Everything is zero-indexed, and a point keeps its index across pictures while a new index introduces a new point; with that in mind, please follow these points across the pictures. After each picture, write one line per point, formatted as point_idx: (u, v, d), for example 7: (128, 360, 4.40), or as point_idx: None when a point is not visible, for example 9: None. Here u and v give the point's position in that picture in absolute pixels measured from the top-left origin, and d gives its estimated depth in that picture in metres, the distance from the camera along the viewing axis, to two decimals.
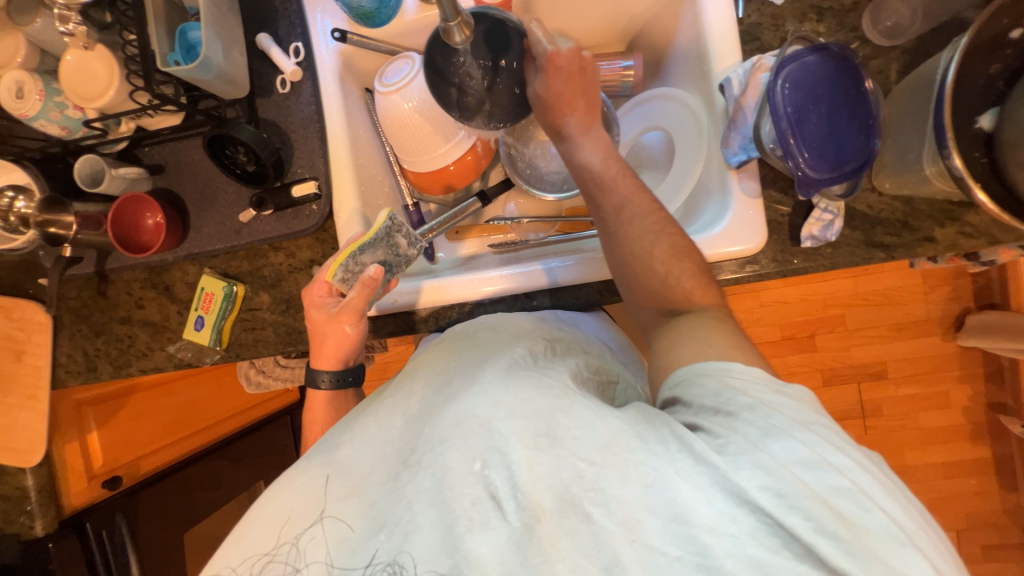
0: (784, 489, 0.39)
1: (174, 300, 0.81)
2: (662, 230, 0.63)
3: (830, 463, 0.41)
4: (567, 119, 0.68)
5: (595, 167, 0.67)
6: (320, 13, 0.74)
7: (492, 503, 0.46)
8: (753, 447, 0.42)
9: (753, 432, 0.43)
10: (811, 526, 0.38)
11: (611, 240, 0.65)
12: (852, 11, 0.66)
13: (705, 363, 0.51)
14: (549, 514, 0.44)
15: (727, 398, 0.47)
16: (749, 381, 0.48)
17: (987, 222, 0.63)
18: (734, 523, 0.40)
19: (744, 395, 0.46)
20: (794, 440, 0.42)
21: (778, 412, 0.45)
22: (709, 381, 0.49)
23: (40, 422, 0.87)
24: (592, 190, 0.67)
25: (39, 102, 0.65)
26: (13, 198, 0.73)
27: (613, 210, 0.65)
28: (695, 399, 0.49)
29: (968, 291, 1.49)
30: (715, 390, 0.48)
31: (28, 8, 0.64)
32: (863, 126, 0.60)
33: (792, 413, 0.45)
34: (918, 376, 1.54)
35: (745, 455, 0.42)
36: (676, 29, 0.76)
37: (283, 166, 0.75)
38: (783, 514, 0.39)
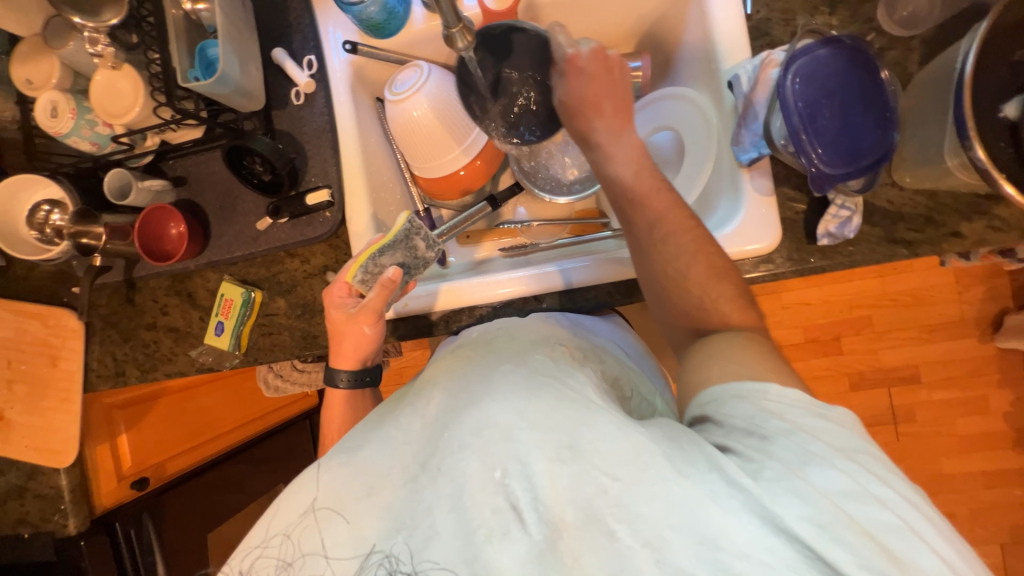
0: (824, 520, 0.39)
1: (197, 306, 0.84)
2: (676, 234, 0.62)
3: (875, 496, 0.41)
4: (595, 125, 0.67)
5: (627, 180, 0.66)
6: (332, 26, 0.76)
7: (512, 514, 0.46)
8: (787, 473, 0.42)
9: (790, 457, 0.43)
10: (856, 562, 0.38)
11: (643, 256, 0.64)
12: (866, 2, 0.64)
13: (741, 385, 0.50)
14: (572, 528, 0.44)
15: (760, 422, 0.46)
16: (786, 404, 0.47)
17: (1019, 216, 0.60)
18: (771, 554, 0.39)
19: (780, 420, 0.46)
20: (834, 469, 0.42)
21: (817, 440, 0.44)
22: (742, 404, 0.48)
23: (74, 424, 0.92)
24: (625, 206, 0.66)
25: (72, 120, 0.69)
26: (49, 211, 0.77)
27: (646, 222, 0.64)
28: (726, 419, 0.48)
29: (1006, 290, 1.41)
30: (750, 412, 0.47)
31: (62, 33, 0.68)
32: (880, 120, 0.58)
33: (830, 439, 0.45)
34: (954, 380, 1.46)
35: (781, 482, 0.42)
36: (683, 28, 0.75)
37: (297, 175, 0.77)
38: (821, 544, 0.39)
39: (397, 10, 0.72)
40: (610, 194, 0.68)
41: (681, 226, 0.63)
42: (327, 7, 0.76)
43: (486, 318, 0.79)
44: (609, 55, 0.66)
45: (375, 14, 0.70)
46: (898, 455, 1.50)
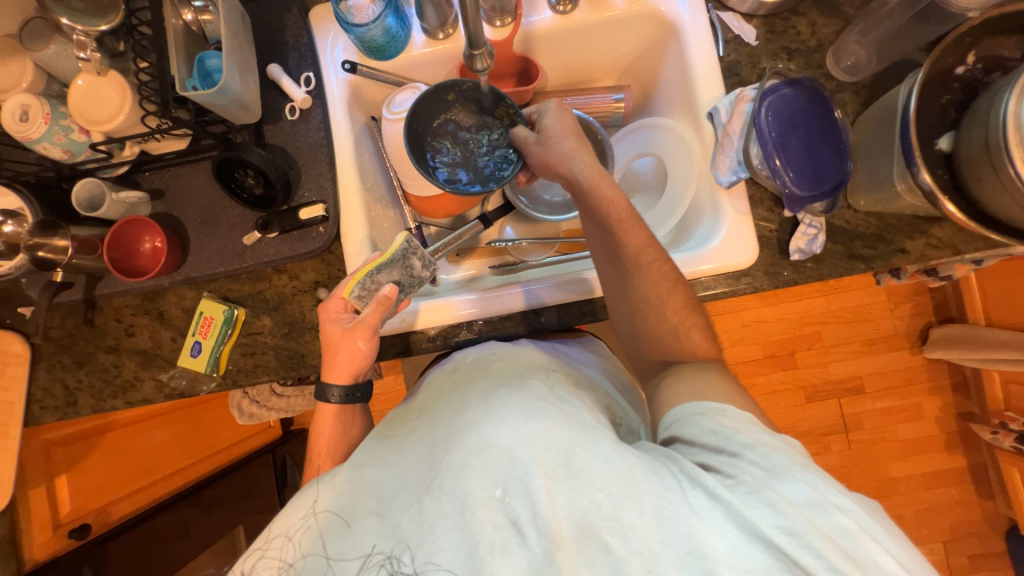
0: (796, 528, 0.41)
1: (169, 326, 0.78)
2: (650, 262, 0.66)
3: (835, 504, 0.43)
4: (575, 156, 0.68)
5: (617, 203, 0.67)
6: (330, 46, 0.77)
7: (513, 529, 0.46)
8: (758, 485, 0.44)
9: (758, 471, 0.45)
10: (825, 565, 0.40)
11: (625, 283, 0.67)
12: (816, 52, 0.74)
13: (699, 404, 0.54)
14: (569, 542, 0.45)
15: (726, 438, 0.49)
16: (744, 421, 0.50)
17: (951, 235, 0.70)
18: (748, 560, 0.41)
19: (743, 436, 0.49)
20: (801, 482, 0.44)
21: (778, 453, 0.47)
22: (705, 420, 0.51)
23: (9, 464, 0.80)
24: (613, 228, 0.66)
25: (45, 125, 0.65)
26: (1, 222, 0.71)
27: (619, 254, 0.67)
28: (693, 439, 0.51)
29: (929, 307, 1.59)
30: (713, 428, 0.50)
31: (41, 35, 0.65)
32: (836, 150, 0.67)
33: (787, 454, 0.47)
34: (893, 389, 1.61)
35: (755, 494, 0.44)
36: (662, 67, 0.84)
37: (291, 189, 0.76)
38: (796, 552, 0.41)
39: (399, 34, 0.74)
40: (591, 220, 0.68)
41: (649, 253, 0.66)
42: (327, 27, 0.78)
43: (483, 333, 0.78)
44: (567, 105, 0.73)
45: (378, 36, 0.72)
46: (852, 461, 1.61)
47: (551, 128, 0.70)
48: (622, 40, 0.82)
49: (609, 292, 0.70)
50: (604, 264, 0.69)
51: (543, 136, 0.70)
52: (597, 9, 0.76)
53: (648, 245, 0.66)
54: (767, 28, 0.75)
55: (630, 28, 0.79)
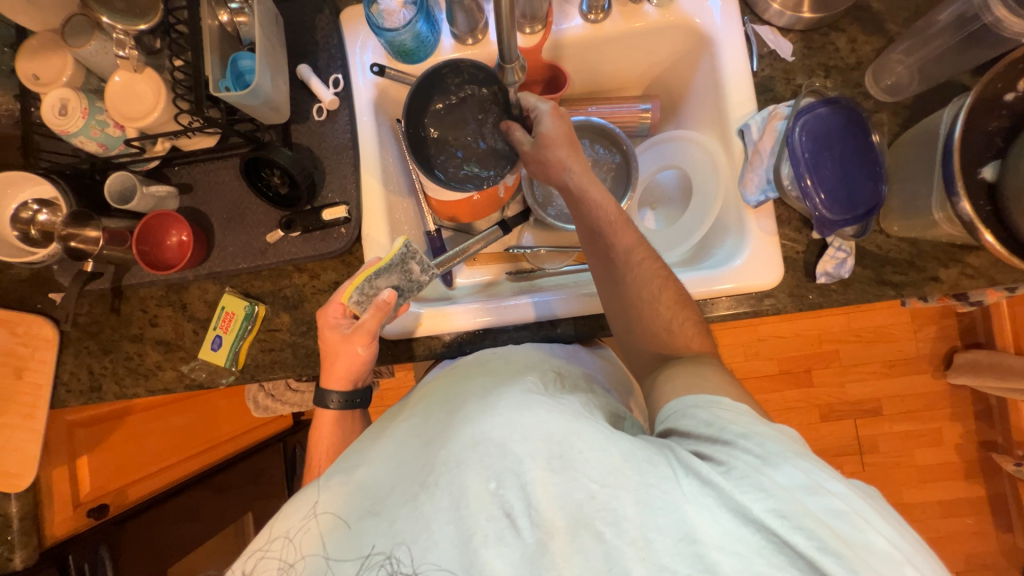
0: (786, 509, 0.40)
1: (191, 318, 0.80)
2: (640, 261, 0.65)
3: (829, 490, 0.41)
4: (567, 158, 0.68)
5: (607, 208, 0.67)
6: (359, 47, 0.77)
7: (506, 521, 0.45)
8: (752, 471, 0.42)
9: (752, 458, 0.44)
10: (816, 544, 0.38)
11: (616, 281, 0.65)
12: (855, 70, 0.72)
13: (695, 397, 0.52)
14: (562, 532, 0.44)
15: (719, 428, 0.47)
16: (739, 412, 0.49)
17: (988, 264, 0.68)
18: (740, 543, 0.40)
19: (736, 425, 0.47)
20: (794, 467, 0.42)
21: (771, 441, 0.45)
22: (699, 412, 0.50)
23: (34, 443, 0.83)
24: (602, 230, 0.66)
25: (82, 120, 0.66)
26: (37, 210, 0.74)
27: (611, 253, 0.65)
28: (688, 429, 0.49)
29: (955, 330, 1.54)
30: (707, 419, 0.49)
31: (81, 31, 0.66)
32: (871, 173, 0.65)
33: (782, 443, 0.45)
34: (912, 413, 1.57)
35: (748, 478, 0.42)
36: (692, 78, 0.82)
37: (315, 189, 0.76)
38: (786, 534, 0.39)
39: (429, 39, 0.74)
40: (581, 222, 0.68)
41: (647, 260, 0.65)
42: (356, 29, 0.78)
43: (498, 339, 0.78)
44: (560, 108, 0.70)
45: (408, 41, 0.71)
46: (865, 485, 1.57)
47: (547, 135, 0.68)
48: (652, 50, 0.81)
49: (601, 289, 0.67)
50: (593, 262, 0.68)
51: (538, 143, 0.68)
52: (629, 18, 0.75)
53: (640, 245, 0.66)
54: (804, 43, 0.73)
55: (662, 38, 0.78)
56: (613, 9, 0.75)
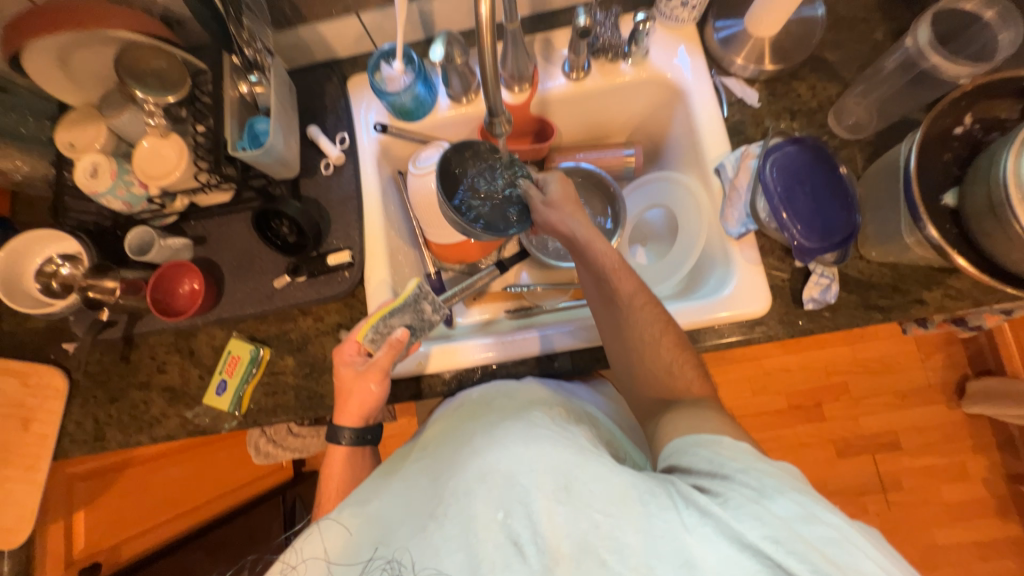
0: (780, 534, 0.39)
1: (197, 364, 0.82)
2: (642, 305, 0.66)
3: (825, 519, 0.41)
4: (574, 214, 0.72)
5: (612, 257, 0.69)
6: (364, 109, 0.86)
7: (514, 549, 0.45)
8: (747, 501, 0.42)
9: (751, 490, 0.44)
10: (810, 570, 0.37)
11: (619, 326, 0.67)
12: (818, 112, 0.78)
13: (698, 437, 0.52)
14: (567, 560, 0.43)
15: (719, 464, 0.48)
16: (738, 450, 0.49)
17: (969, 286, 0.70)
18: (738, 570, 0.39)
19: (735, 461, 0.47)
20: (788, 498, 0.42)
21: (771, 475, 0.45)
22: (701, 450, 0.50)
23: (33, 497, 0.82)
24: (610, 277, 0.68)
25: (111, 181, 0.72)
26: (61, 264, 0.79)
27: (613, 295, 0.67)
28: (690, 467, 0.49)
29: (962, 358, 1.53)
30: (707, 457, 0.49)
31: (116, 104, 0.75)
32: (844, 204, 0.69)
33: (780, 479, 0.45)
34: (932, 446, 1.51)
35: (744, 507, 0.42)
36: (670, 125, 0.89)
37: (320, 237, 0.81)
38: (782, 559, 0.38)
39: (427, 99, 0.82)
40: (589, 271, 0.71)
41: (647, 302, 0.66)
42: (362, 93, 0.86)
43: (497, 376, 0.79)
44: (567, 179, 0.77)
45: (408, 101, 0.79)
46: (892, 525, 1.49)
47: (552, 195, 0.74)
48: (631, 102, 0.88)
49: (604, 334, 0.69)
50: (598, 310, 0.70)
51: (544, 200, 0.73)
52: (608, 75, 0.83)
53: (641, 292, 0.67)
54: (768, 91, 0.80)
55: (639, 92, 0.85)
56: (592, 68, 0.83)
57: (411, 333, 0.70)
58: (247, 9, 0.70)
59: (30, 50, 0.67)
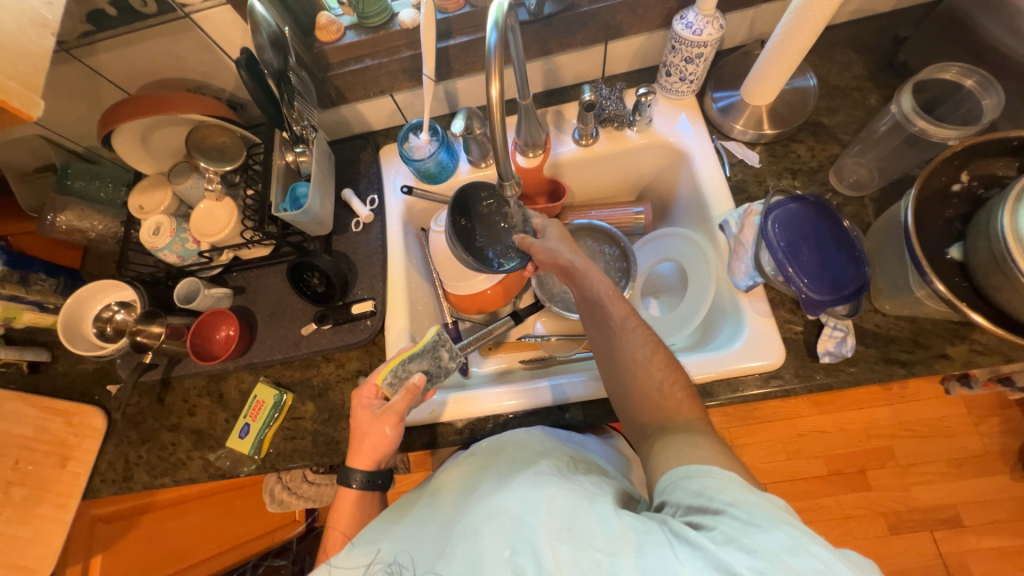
0: (766, 567, 0.38)
1: (225, 408, 0.86)
2: (635, 326, 0.68)
3: (814, 553, 0.39)
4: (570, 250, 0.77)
5: (606, 285, 0.72)
6: (393, 174, 0.95)
7: None
8: (738, 533, 0.42)
9: (741, 524, 0.42)
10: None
11: (612, 345, 0.67)
12: (819, 171, 0.82)
13: (686, 467, 0.51)
14: None
15: (709, 497, 0.46)
16: (727, 481, 0.47)
17: (996, 340, 0.68)
18: None
19: (725, 493, 0.46)
20: (779, 531, 0.41)
21: (761, 508, 0.44)
22: (692, 484, 0.49)
23: (59, 536, 0.85)
24: (603, 302, 0.71)
25: (169, 238, 0.82)
26: (116, 310, 0.88)
27: (608, 319, 0.69)
28: (681, 502, 0.48)
29: (1020, 422, 1.41)
30: (698, 490, 0.48)
31: (183, 172, 0.85)
32: (851, 258, 0.70)
33: (770, 510, 0.44)
34: (1000, 523, 1.35)
35: (733, 540, 0.41)
36: (676, 184, 0.94)
37: (347, 287, 0.87)
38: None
39: (448, 164, 0.91)
40: (585, 301, 0.73)
41: (637, 326, 0.68)
42: (393, 161, 0.97)
43: (509, 426, 0.80)
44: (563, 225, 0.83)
45: (432, 167, 0.88)
46: None
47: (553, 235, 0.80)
48: (638, 164, 0.95)
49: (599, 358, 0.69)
50: (595, 335, 0.71)
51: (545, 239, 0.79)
52: (615, 141, 0.90)
53: (635, 315, 0.69)
54: (769, 153, 0.84)
55: (644, 154, 0.92)
56: (600, 135, 0.90)
57: (428, 379, 0.74)
58: (299, 94, 0.78)
59: (119, 130, 0.79)
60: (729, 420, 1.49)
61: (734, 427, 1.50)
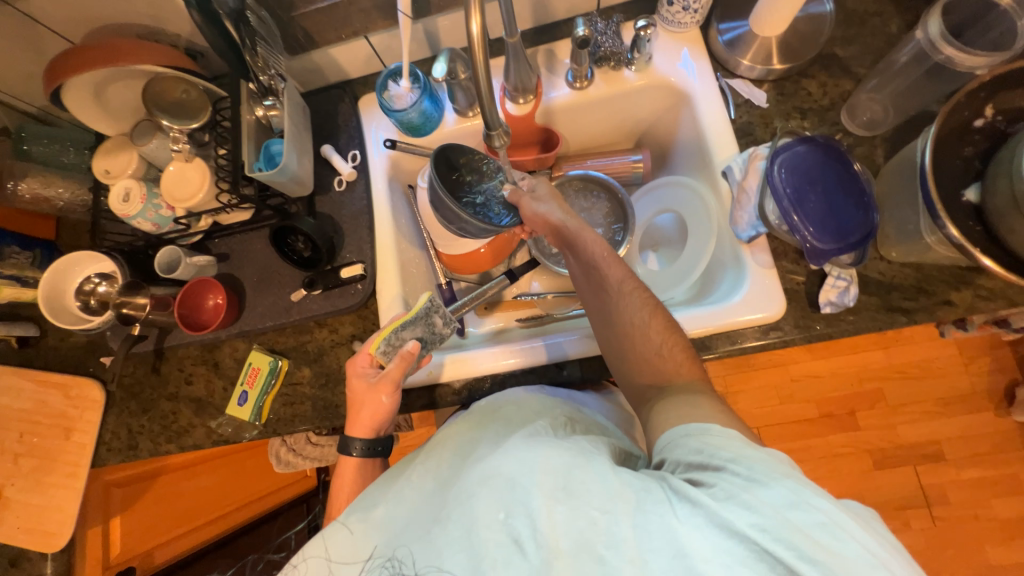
0: (768, 523, 0.39)
1: (221, 376, 0.86)
2: (632, 289, 0.66)
3: (814, 504, 0.39)
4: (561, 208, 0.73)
5: (599, 245, 0.70)
6: (375, 126, 0.89)
7: (515, 547, 0.45)
8: (738, 490, 0.42)
9: (742, 479, 0.43)
10: (794, 553, 0.37)
11: (606, 307, 0.66)
12: (830, 110, 0.76)
13: (687, 426, 0.51)
14: (565, 555, 0.43)
15: (710, 454, 0.46)
16: (728, 438, 0.47)
17: (1002, 285, 0.66)
18: (727, 555, 0.39)
19: (725, 450, 0.46)
20: (781, 486, 0.41)
21: (762, 461, 0.44)
22: (691, 441, 0.49)
23: (74, 502, 0.87)
24: (597, 262, 0.69)
25: (141, 204, 0.78)
26: (97, 283, 0.83)
27: (602, 282, 0.67)
28: (679, 458, 0.49)
29: (1010, 362, 1.43)
30: (698, 448, 0.48)
31: (147, 132, 0.80)
32: (860, 203, 0.67)
33: (770, 464, 0.44)
34: (980, 457, 1.41)
35: (734, 497, 0.41)
36: (677, 128, 0.88)
37: (334, 251, 0.84)
38: (767, 543, 0.38)
39: (433, 114, 0.84)
40: (577, 261, 0.71)
41: (632, 288, 0.66)
42: (372, 112, 0.89)
43: (506, 385, 0.80)
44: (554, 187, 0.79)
45: (415, 117, 0.82)
46: (938, 543, 1.39)
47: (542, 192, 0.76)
48: (636, 108, 0.88)
49: (593, 321, 0.68)
50: (588, 297, 0.69)
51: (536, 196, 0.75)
52: (611, 83, 0.83)
53: (630, 278, 0.67)
54: (777, 91, 0.78)
55: (643, 97, 0.85)
56: (595, 76, 0.83)
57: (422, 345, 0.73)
58: (262, 37, 0.74)
59: (69, 84, 0.73)
60: (725, 369, 1.52)
61: (730, 375, 1.53)
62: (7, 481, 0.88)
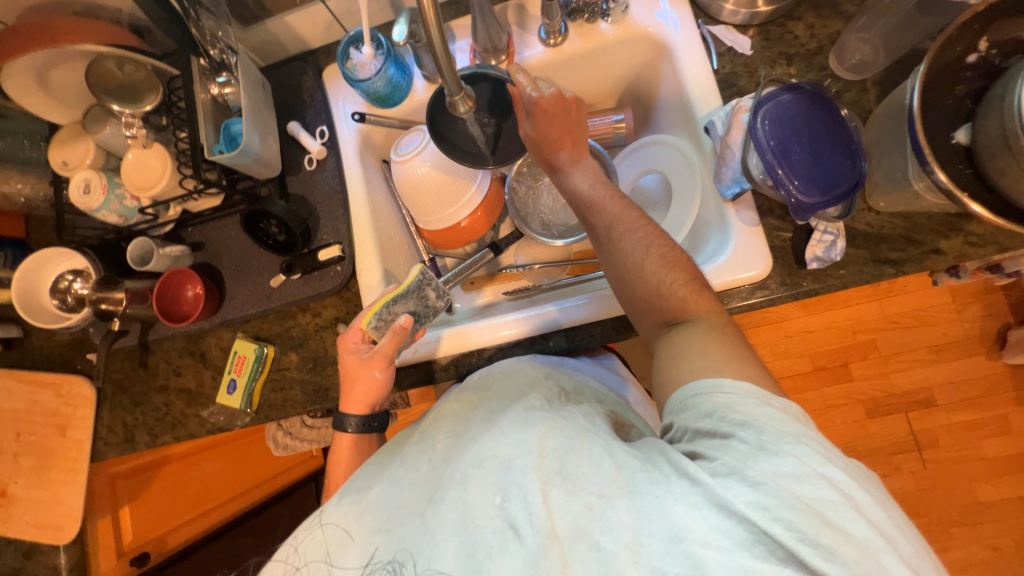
0: (768, 502, 0.39)
1: (209, 366, 0.85)
2: (621, 233, 0.65)
3: (822, 475, 0.41)
4: (557, 154, 0.71)
5: (584, 191, 0.70)
6: (342, 100, 0.85)
7: (511, 532, 0.44)
8: (740, 464, 0.42)
9: (744, 449, 0.43)
10: (794, 535, 0.38)
11: (607, 256, 0.66)
12: (818, 54, 0.72)
13: (698, 383, 0.50)
14: (563, 540, 0.42)
15: (719, 419, 0.46)
16: (740, 395, 0.47)
17: (993, 231, 0.64)
18: (726, 537, 0.39)
19: (737, 413, 0.46)
20: (788, 456, 0.41)
21: (770, 427, 0.44)
22: (701, 401, 0.48)
23: (78, 496, 0.88)
24: (584, 213, 0.70)
25: (102, 196, 0.75)
26: (72, 280, 0.82)
27: (596, 206, 0.69)
28: (687, 423, 0.49)
29: (1003, 307, 1.43)
30: (707, 410, 0.47)
31: (100, 118, 0.76)
32: (847, 152, 0.64)
33: (779, 425, 0.44)
34: (970, 401, 1.44)
35: (734, 474, 0.41)
36: (658, 83, 0.84)
37: (310, 234, 0.82)
38: (766, 524, 0.38)
39: (401, 83, 0.80)
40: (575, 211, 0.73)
41: (629, 211, 0.66)
42: (338, 85, 0.85)
43: (495, 359, 0.79)
44: (567, 96, 0.70)
45: (382, 87, 0.77)
46: (929, 484, 1.43)
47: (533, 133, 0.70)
48: (614, 63, 0.84)
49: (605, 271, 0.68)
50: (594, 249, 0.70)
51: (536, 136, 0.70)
52: (586, 37, 0.78)
53: (623, 216, 0.66)
54: (762, 36, 0.74)
55: (621, 51, 0.81)
56: (569, 32, 0.78)
57: (416, 319, 0.72)
58: (204, 7, 0.70)
59: (8, 71, 0.69)
60: None
61: None
62: (10, 479, 0.90)
